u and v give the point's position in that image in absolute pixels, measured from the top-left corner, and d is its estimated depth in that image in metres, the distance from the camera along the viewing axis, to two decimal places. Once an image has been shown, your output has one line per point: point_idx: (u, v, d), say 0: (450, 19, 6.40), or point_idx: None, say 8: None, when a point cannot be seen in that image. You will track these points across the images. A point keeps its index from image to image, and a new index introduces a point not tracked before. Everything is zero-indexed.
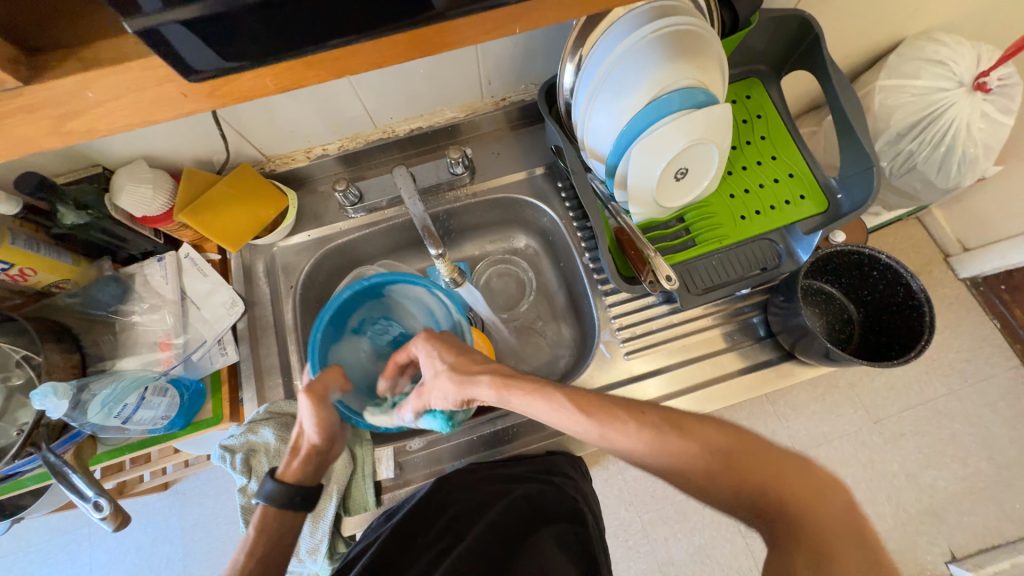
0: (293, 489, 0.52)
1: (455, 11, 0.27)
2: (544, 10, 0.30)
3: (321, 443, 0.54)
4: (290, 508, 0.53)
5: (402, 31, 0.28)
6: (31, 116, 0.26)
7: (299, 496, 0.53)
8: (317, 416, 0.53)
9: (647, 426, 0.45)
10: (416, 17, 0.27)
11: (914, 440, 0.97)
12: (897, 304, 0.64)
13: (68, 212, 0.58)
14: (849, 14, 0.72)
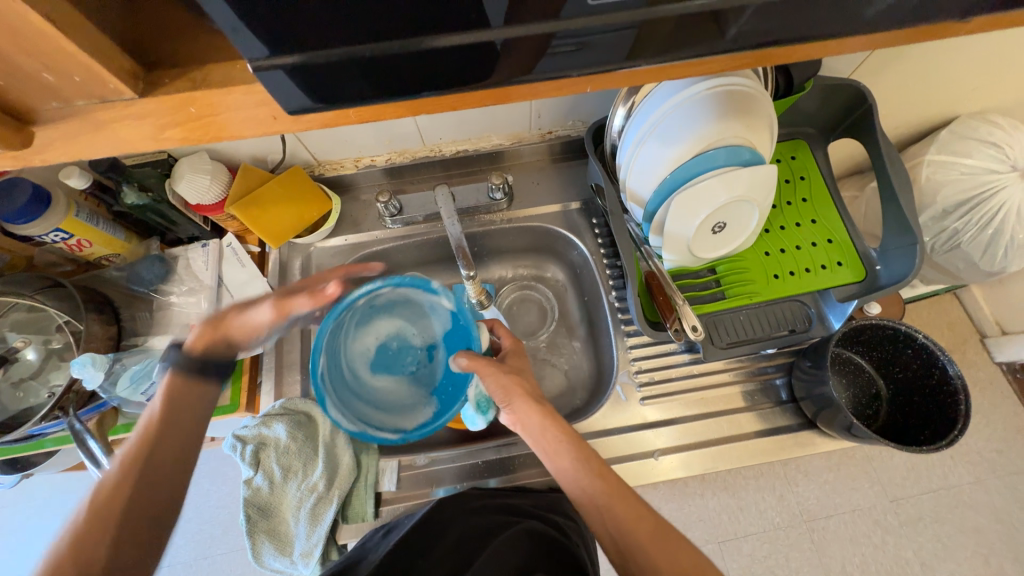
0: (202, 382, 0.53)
1: (528, 67, 0.29)
2: (607, 76, 0.32)
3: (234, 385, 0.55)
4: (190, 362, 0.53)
5: (478, 83, 0.30)
6: (136, 122, 0.29)
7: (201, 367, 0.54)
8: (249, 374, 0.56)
9: (608, 483, 0.50)
10: (492, 71, 0.29)
11: (933, 528, 0.92)
12: (930, 388, 0.61)
13: (131, 193, 0.63)
14: (904, 88, 0.72)
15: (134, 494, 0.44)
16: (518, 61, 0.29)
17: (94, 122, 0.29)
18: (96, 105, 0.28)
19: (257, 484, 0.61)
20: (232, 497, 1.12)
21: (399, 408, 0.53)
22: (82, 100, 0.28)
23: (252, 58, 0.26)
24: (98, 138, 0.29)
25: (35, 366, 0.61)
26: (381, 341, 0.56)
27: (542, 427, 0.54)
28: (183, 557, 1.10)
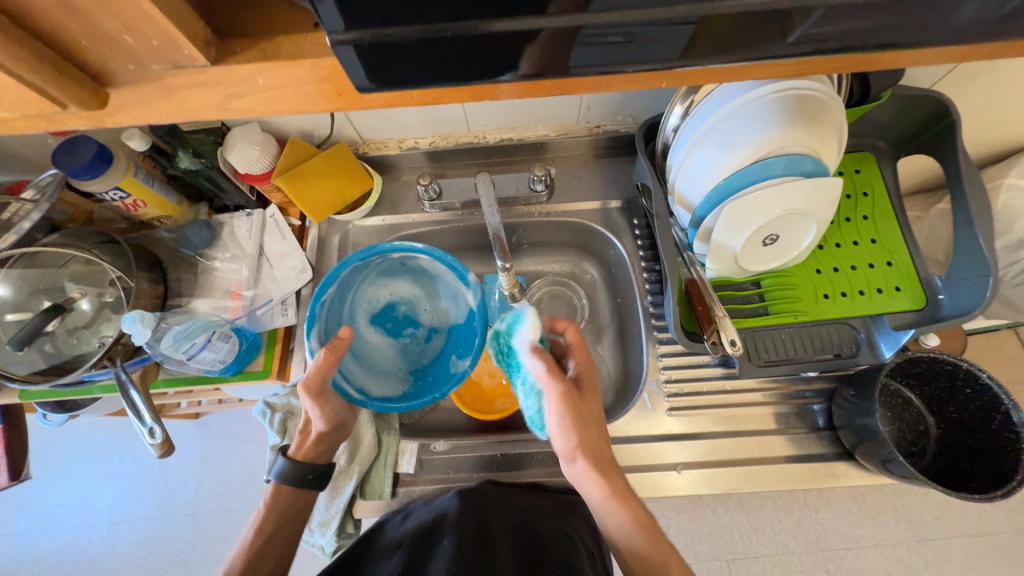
0: (305, 468, 0.55)
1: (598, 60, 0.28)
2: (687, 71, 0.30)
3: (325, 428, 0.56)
4: (301, 485, 0.56)
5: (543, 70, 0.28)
6: (202, 90, 0.29)
7: (310, 476, 0.55)
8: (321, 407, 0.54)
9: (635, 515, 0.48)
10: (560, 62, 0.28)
11: (962, 574, 0.87)
12: (988, 431, 0.57)
13: (184, 157, 0.65)
14: (992, 104, 0.66)
15: (283, 521, 0.54)
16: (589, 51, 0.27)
17: (164, 87, 0.29)
18: (168, 71, 0.29)
19: (283, 452, 0.64)
20: (254, 457, 1.18)
21: (377, 369, 0.59)
22: (156, 65, 0.29)
23: (330, 31, 0.25)
24: (166, 104, 0.29)
25: (88, 316, 0.64)
26: (394, 300, 0.63)
27: (602, 499, 0.49)
28: (205, 507, 1.16)
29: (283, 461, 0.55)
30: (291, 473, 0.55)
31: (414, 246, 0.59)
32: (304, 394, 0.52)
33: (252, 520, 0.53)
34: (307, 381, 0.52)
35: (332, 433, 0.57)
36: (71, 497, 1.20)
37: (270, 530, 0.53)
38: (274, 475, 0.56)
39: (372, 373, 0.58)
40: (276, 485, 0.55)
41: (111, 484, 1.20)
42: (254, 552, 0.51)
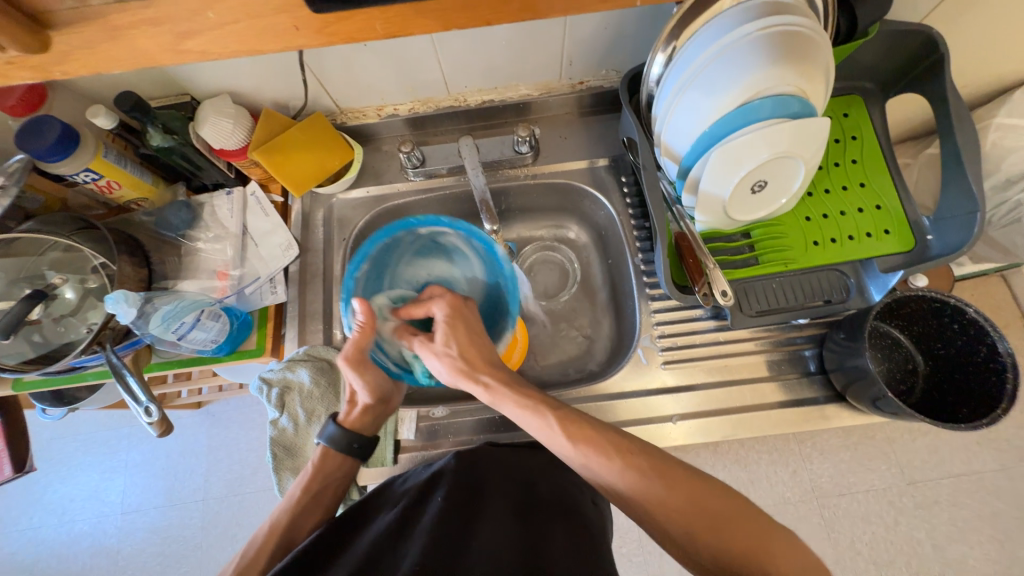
0: (351, 437, 0.58)
1: None
2: None
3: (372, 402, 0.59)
4: (345, 453, 0.59)
5: None
6: (152, 30, 0.28)
7: (355, 444, 0.59)
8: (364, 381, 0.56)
9: (593, 443, 0.48)
10: None
11: (950, 510, 0.90)
12: (974, 363, 0.59)
13: (156, 134, 0.62)
14: (981, 37, 0.65)
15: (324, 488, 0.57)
16: None
17: (110, 27, 0.28)
18: (111, 7, 0.28)
19: (283, 425, 0.65)
20: (258, 442, 1.19)
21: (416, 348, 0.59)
22: (97, 1, 0.27)
23: None
24: (115, 47, 0.29)
25: (73, 304, 0.63)
26: (428, 279, 0.61)
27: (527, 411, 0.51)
28: (214, 493, 1.18)
29: (333, 427, 0.59)
30: (341, 439, 0.59)
31: (440, 220, 0.58)
32: (345, 365, 0.54)
33: (300, 479, 0.58)
34: (348, 353, 0.54)
35: (379, 405, 0.60)
36: (80, 491, 1.22)
37: (315, 488, 0.57)
38: (324, 439, 0.59)
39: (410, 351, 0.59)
40: (325, 449, 0.59)
41: (119, 476, 1.22)
42: (302, 506, 0.56)
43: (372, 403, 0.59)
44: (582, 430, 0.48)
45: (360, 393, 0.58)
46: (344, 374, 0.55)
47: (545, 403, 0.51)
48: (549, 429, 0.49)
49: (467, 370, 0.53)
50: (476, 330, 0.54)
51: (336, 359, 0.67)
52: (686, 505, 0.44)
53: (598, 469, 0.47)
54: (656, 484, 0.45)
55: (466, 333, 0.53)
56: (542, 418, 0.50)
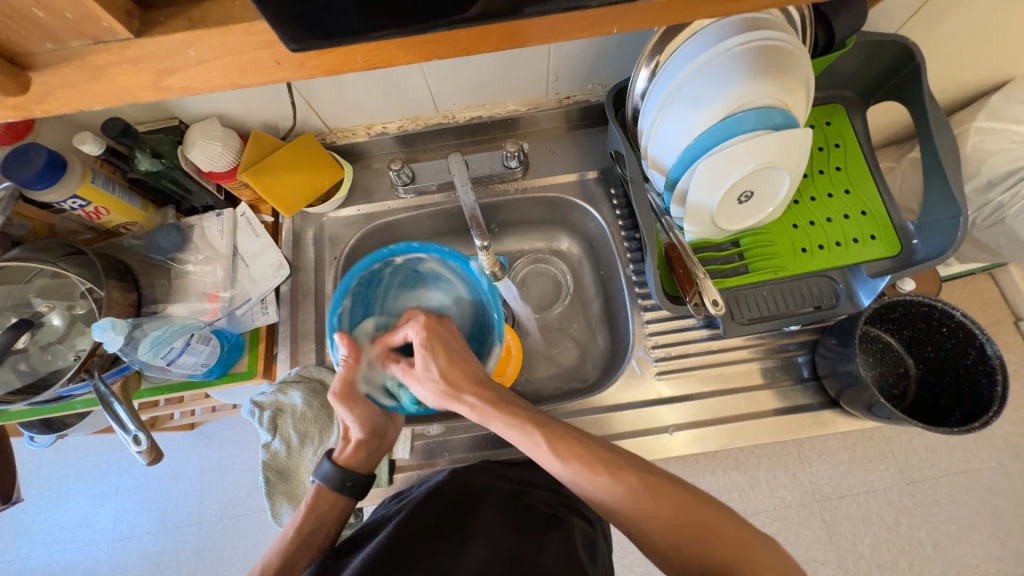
0: (345, 474, 0.57)
1: (534, 6, 0.27)
2: (630, 12, 0.29)
3: (365, 437, 0.58)
4: (340, 491, 0.57)
5: (480, 18, 0.28)
6: (132, 68, 0.28)
7: (348, 482, 0.57)
8: (353, 413, 0.56)
9: (574, 451, 0.47)
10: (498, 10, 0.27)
11: (949, 510, 0.90)
12: (965, 367, 0.59)
13: (144, 159, 0.62)
14: (955, 46, 0.66)
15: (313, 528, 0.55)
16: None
17: (90, 67, 0.28)
18: (90, 47, 0.28)
19: (276, 448, 0.64)
20: (253, 462, 1.17)
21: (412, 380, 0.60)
22: (75, 42, 0.28)
23: None
24: (95, 86, 0.29)
25: (60, 331, 0.62)
26: (420, 308, 0.64)
27: (510, 422, 0.50)
28: (208, 516, 1.15)
29: (327, 465, 0.58)
30: (335, 476, 0.57)
31: (412, 246, 0.60)
32: (336, 399, 0.56)
33: (293, 519, 0.55)
34: (336, 387, 0.56)
35: (372, 440, 0.58)
36: (70, 519, 1.19)
37: (308, 528, 0.55)
38: (318, 477, 0.58)
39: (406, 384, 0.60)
40: (319, 487, 0.57)
41: (110, 502, 1.19)
42: (294, 548, 0.53)
43: (364, 438, 0.58)
44: (561, 437, 0.48)
45: (351, 429, 0.57)
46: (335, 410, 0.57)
47: (524, 411, 0.51)
48: (528, 440, 0.49)
49: (449, 392, 0.52)
50: (460, 347, 0.54)
51: (327, 379, 0.66)
52: (664, 509, 0.44)
53: (580, 477, 0.46)
54: (636, 491, 0.45)
55: (446, 353, 0.53)
56: (521, 428, 0.49)
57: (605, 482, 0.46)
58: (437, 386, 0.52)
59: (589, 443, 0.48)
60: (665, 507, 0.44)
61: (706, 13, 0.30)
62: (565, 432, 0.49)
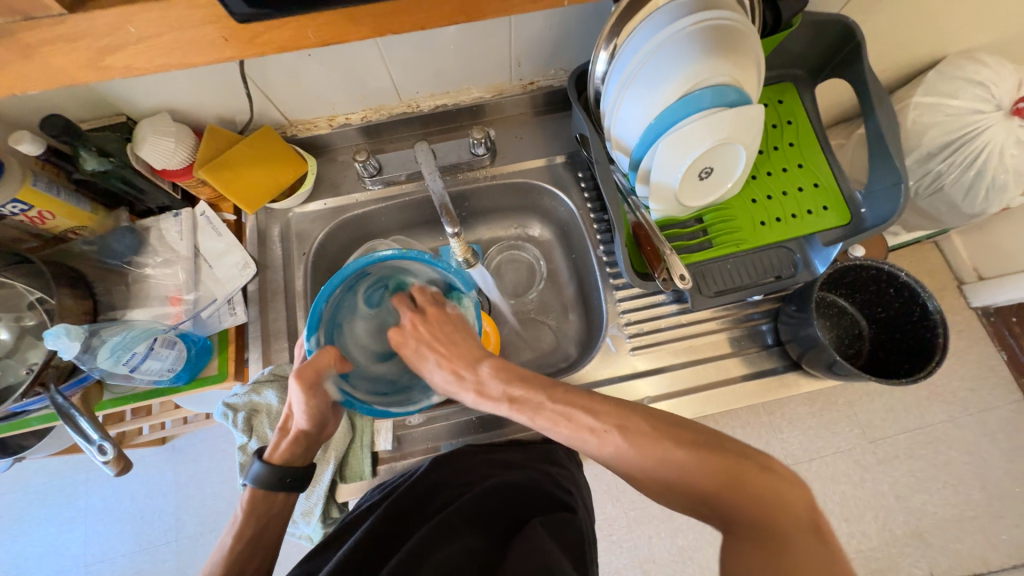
0: (282, 471, 0.53)
1: None
2: None
3: (309, 428, 0.54)
4: (277, 490, 0.53)
5: None
6: (69, 46, 0.28)
7: (288, 479, 0.53)
8: (306, 403, 0.52)
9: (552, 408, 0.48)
10: None
11: (907, 463, 0.97)
12: (911, 323, 0.63)
13: (89, 158, 0.58)
14: (892, 28, 0.70)
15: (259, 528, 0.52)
16: None
17: (21, 46, 0.27)
18: (19, 24, 0.26)
19: (253, 449, 0.62)
20: (232, 472, 1.14)
21: (382, 388, 0.58)
22: (3, 19, 0.26)
23: None
24: (30, 65, 0.28)
25: (9, 344, 0.58)
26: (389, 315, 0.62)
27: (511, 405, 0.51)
28: (187, 533, 1.11)
29: (259, 465, 0.53)
30: (268, 477, 0.53)
31: (422, 255, 0.58)
32: (297, 380, 0.51)
33: (229, 527, 0.51)
34: (302, 370, 0.51)
35: (313, 433, 0.55)
36: (36, 548, 1.13)
37: (251, 534, 0.51)
38: (249, 479, 0.53)
39: (374, 386, 0.57)
40: (252, 490, 0.53)
41: (77, 526, 1.13)
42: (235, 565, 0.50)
43: (307, 430, 0.54)
44: (529, 403, 0.49)
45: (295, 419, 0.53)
46: (289, 393, 0.52)
47: (507, 382, 0.52)
48: (512, 413, 0.50)
49: (457, 373, 0.55)
50: (450, 337, 0.57)
51: None
52: (631, 446, 0.43)
53: (569, 441, 0.47)
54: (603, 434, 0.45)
55: (434, 341, 0.57)
56: (501, 402, 0.51)
57: (588, 440, 0.45)
58: (457, 378, 0.54)
59: (555, 392, 0.49)
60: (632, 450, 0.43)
61: None
62: (538, 385, 0.50)
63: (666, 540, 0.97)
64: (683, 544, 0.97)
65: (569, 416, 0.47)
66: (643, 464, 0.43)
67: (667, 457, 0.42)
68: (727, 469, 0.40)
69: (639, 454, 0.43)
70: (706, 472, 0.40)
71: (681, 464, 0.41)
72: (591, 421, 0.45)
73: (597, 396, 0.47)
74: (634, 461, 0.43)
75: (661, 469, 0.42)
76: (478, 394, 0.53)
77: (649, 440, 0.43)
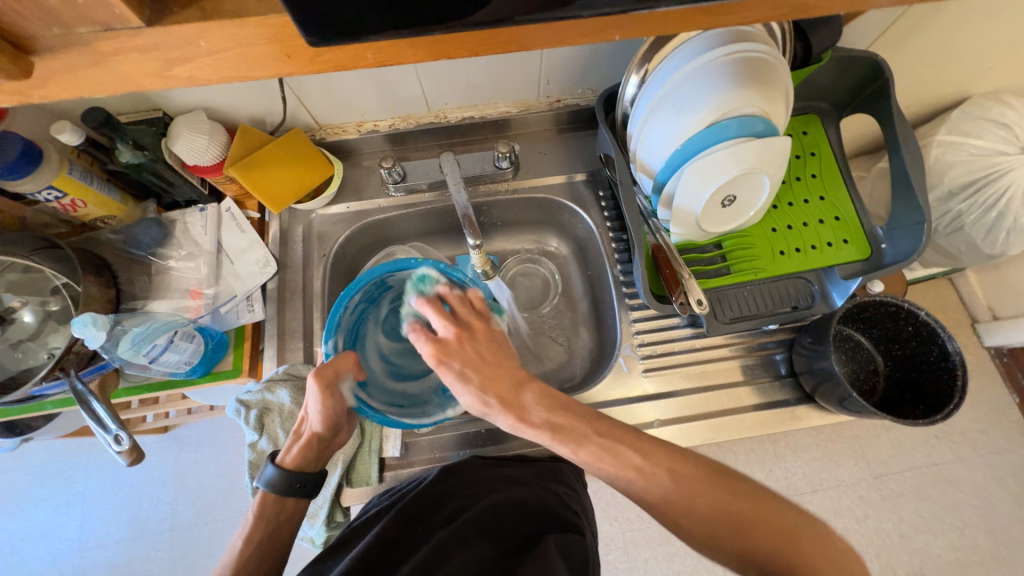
0: (293, 476, 0.52)
1: (525, 15, 0.29)
2: (618, 20, 0.31)
3: (322, 433, 0.54)
4: (287, 496, 0.53)
5: (477, 24, 0.29)
6: (140, 56, 0.29)
7: (297, 485, 0.53)
8: (322, 404, 0.52)
9: (592, 443, 0.47)
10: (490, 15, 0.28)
11: (913, 502, 0.95)
12: (928, 363, 0.63)
13: (126, 150, 0.60)
14: (920, 67, 0.71)
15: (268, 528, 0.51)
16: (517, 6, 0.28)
17: (96, 53, 0.29)
18: (97, 34, 0.28)
19: (262, 447, 0.63)
20: (231, 465, 1.14)
21: (396, 400, 0.61)
22: (82, 28, 0.28)
23: None
24: (101, 71, 0.29)
25: (33, 328, 0.59)
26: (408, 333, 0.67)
27: (553, 438, 0.49)
28: (183, 523, 1.11)
29: (271, 469, 0.53)
30: (280, 481, 0.53)
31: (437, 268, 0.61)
32: (316, 381, 0.52)
33: (240, 530, 0.51)
34: (320, 370, 0.53)
35: (326, 438, 0.55)
36: (32, 529, 1.13)
37: (263, 540, 0.51)
38: (261, 483, 0.53)
39: (389, 398, 0.61)
40: (265, 494, 0.53)
41: (74, 509, 1.14)
42: (246, 563, 0.49)
43: (320, 435, 0.55)
44: (574, 433, 0.48)
45: (309, 422, 0.54)
46: (306, 393, 0.53)
47: (549, 410, 0.50)
48: (553, 443, 0.49)
49: (500, 399, 0.51)
50: (495, 356, 0.53)
51: None
52: (674, 480, 0.44)
53: (613, 478, 0.46)
54: (642, 466, 0.45)
55: (477, 361, 0.52)
56: (543, 432, 0.49)
57: (629, 471, 0.45)
58: (496, 405, 0.51)
59: (594, 421, 0.49)
60: (670, 483, 0.44)
61: (696, 23, 0.32)
62: (578, 413, 0.50)
63: (663, 564, 0.96)
64: (680, 569, 0.96)
65: (607, 446, 0.47)
66: (685, 503, 0.43)
67: (706, 495, 0.43)
68: (764, 514, 0.41)
69: (679, 490, 0.43)
70: (745, 513, 0.42)
71: (718, 503, 0.42)
72: (632, 453, 0.46)
73: (633, 429, 0.49)
74: (669, 496, 0.44)
75: (699, 507, 0.43)
76: (517, 420, 0.50)
77: (689, 477, 0.44)
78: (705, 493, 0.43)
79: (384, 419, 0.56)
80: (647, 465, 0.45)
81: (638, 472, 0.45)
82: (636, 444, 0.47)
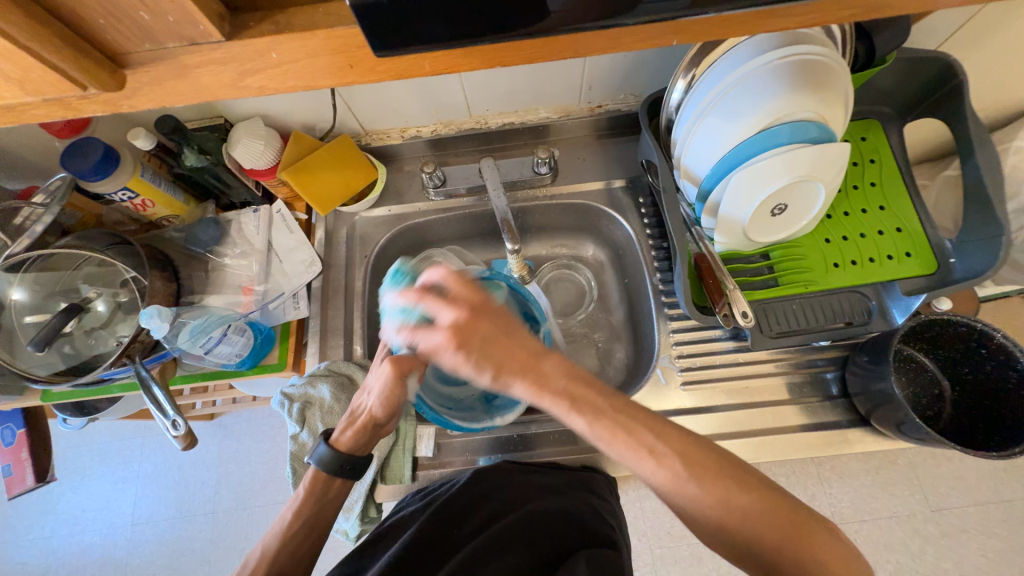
0: (345, 458, 0.54)
1: (575, 24, 0.29)
2: (674, 25, 0.30)
3: (380, 419, 0.56)
4: (336, 475, 0.54)
5: (534, 33, 0.29)
6: (217, 68, 0.31)
7: (347, 466, 0.54)
8: (391, 391, 0.54)
9: (608, 421, 0.41)
10: (548, 25, 0.29)
11: (977, 540, 0.87)
12: (1004, 391, 0.58)
13: (191, 155, 0.64)
14: (999, 67, 0.65)
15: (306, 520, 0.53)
16: (572, 16, 0.28)
17: (179, 66, 0.31)
18: (184, 48, 0.31)
19: (303, 440, 0.65)
20: (270, 454, 1.20)
21: (448, 403, 0.62)
22: (169, 43, 0.30)
23: None
24: (183, 82, 0.31)
25: (104, 317, 0.63)
26: None
27: (583, 424, 0.42)
28: (223, 507, 1.17)
29: (324, 448, 0.54)
30: (333, 460, 0.54)
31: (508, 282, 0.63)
32: (392, 366, 0.54)
33: (291, 502, 0.54)
34: (399, 357, 0.54)
35: (382, 425, 0.56)
36: (92, 502, 1.22)
37: (302, 532, 0.53)
38: (314, 459, 0.55)
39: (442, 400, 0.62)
40: (314, 470, 0.54)
41: (129, 486, 1.22)
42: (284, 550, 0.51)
43: (378, 421, 0.56)
44: (590, 405, 0.42)
45: (373, 405, 0.55)
46: (378, 376, 0.54)
47: (569, 377, 0.43)
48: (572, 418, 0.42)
49: (514, 373, 0.44)
50: (505, 337, 0.45)
51: (356, 374, 0.67)
52: (699, 479, 0.40)
53: (623, 457, 0.42)
54: (662, 458, 0.40)
55: (479, 344, 0.45)
56: (560, 404, 0.42)
57: (647, 461, 0.41)
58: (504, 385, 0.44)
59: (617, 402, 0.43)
60: (694, 479, 0.40)
61: (757, 27, 0.31)
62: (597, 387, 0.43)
63: None
64: None
65: (625, 431, 0.41)
66: (708, 507, 0.39)
67: (732, 498, 0.39)
68: (796, 524, 0.38)
69: (702, 491, 0.40)
70: (773, 524, 0.38)
71: (746, 510, 0.39)
72: (653, 440, 0.41)
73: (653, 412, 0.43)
74: (692, 495, 0.40)
75: (722, 510, 0.39)
76: (535, 388, 0.43)
77: (714, 475, 0.40)
78: (732, 497, 0.39)
79: (440, 420, 0.58)
80: (669, 458, 0.40)
81: (657, 467, 0.41)
82: (656, 427, 0.42)
